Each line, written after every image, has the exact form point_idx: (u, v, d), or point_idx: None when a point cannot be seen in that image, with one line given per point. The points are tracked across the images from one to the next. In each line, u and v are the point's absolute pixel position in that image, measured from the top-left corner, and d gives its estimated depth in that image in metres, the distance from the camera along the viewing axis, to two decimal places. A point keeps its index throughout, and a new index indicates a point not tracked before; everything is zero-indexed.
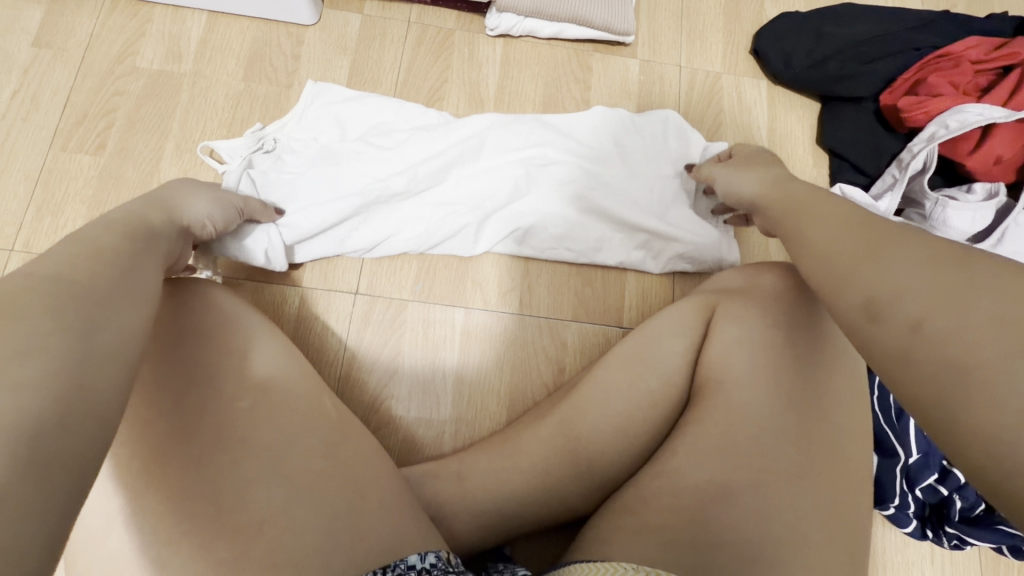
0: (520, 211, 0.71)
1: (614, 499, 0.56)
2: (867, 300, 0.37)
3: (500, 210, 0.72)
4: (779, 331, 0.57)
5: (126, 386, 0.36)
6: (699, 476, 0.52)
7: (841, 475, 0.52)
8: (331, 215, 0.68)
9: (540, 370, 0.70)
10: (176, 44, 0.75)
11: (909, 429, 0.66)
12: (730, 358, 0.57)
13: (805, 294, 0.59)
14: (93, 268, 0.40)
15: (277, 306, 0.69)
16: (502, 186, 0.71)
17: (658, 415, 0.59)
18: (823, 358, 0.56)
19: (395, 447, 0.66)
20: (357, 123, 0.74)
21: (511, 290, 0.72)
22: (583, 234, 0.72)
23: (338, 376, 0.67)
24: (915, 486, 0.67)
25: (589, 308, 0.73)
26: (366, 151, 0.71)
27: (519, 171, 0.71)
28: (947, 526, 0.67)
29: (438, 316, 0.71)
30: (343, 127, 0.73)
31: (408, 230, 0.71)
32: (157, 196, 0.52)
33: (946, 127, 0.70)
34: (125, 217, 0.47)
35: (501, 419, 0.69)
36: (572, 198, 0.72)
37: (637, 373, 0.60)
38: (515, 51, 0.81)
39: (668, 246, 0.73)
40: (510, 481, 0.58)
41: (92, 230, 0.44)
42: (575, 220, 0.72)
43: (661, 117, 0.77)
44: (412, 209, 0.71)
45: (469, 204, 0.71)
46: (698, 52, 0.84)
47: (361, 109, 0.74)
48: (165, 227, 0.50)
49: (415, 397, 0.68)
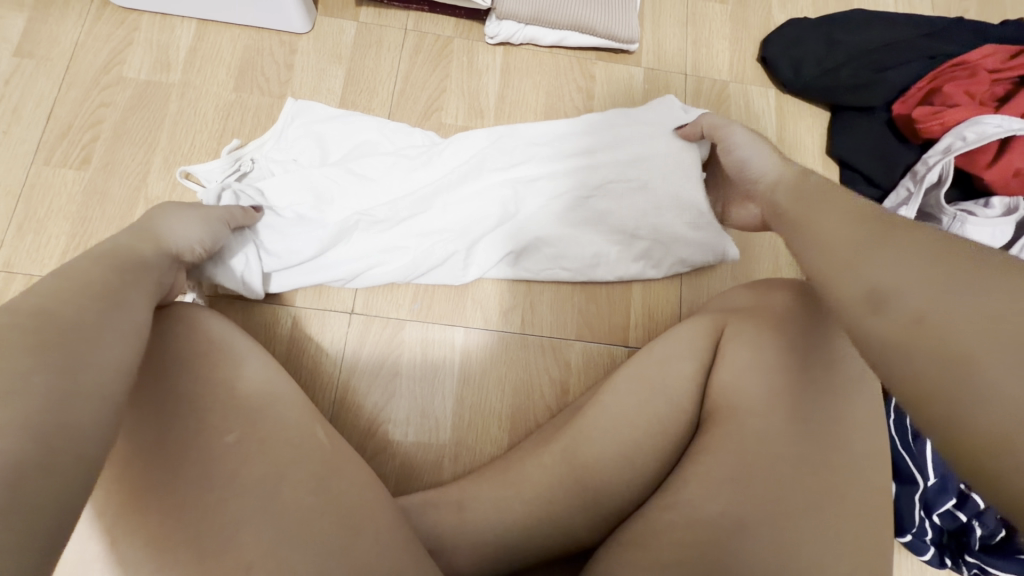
0: (512, 231, 0.69)
1: (621, 531, 0.53)
2: (868, 292, 0.35)
3: (491, 232, 0.69)
4: (794, 355, 0.54)
5: (100, 428, 0.33)
6: (712, 509, 0.49)
7: (862, 508, 0.49)
8: (316, 238, 0.66)
9: (543, 392, 0.68)
10: (164, 53, 0.73)
11: (927, 453, 0.64)
12: (743, 382, 0.54)
13: (820, 315, 0.57)
14: (78, 307, 0.37)
15: (269, 326, 0.66)
16: (492, 206, 0.69)
17: (667, 442, 0.56)
18: (841, 383, 0.53)
19: (392, 474, 0.63)
20: (345, 145, 0.71)
21: (513, 308, 0.70)
22: (578, 251, 0.69)
23: (332, 399, 0.64)
24: (934, 512, 0.64)
25: (593, 326, 0.70)
26: (352, 173, 0.69)
27: (508, 190, 0.69)
28: (967, 553, 0.64)
29: (436, 335, 0.68)
30: (326, 147, 0.71)
31: (394, 257, 0.67)
32: (143, 224, 0.50)
33: (963, 138, 0.68)
34: (114, 248, 0.45)
35: (502, 443, 0.66)
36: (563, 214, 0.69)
37: (645, 398, 0.58)
38: (516, 59, 0.78)
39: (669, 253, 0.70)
40: (512, 512, 0.55)
41: (78, 263, 0.42)
42: (569, 236, 0.69)
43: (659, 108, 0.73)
44: (398, 235, 0.68)
45: (458, 228, 0.68)
46: (704, 60, 0.81)
47: (345, 129, 0.71)
48: (156, 255, 0.48)
49: (413, 421, 0.65)
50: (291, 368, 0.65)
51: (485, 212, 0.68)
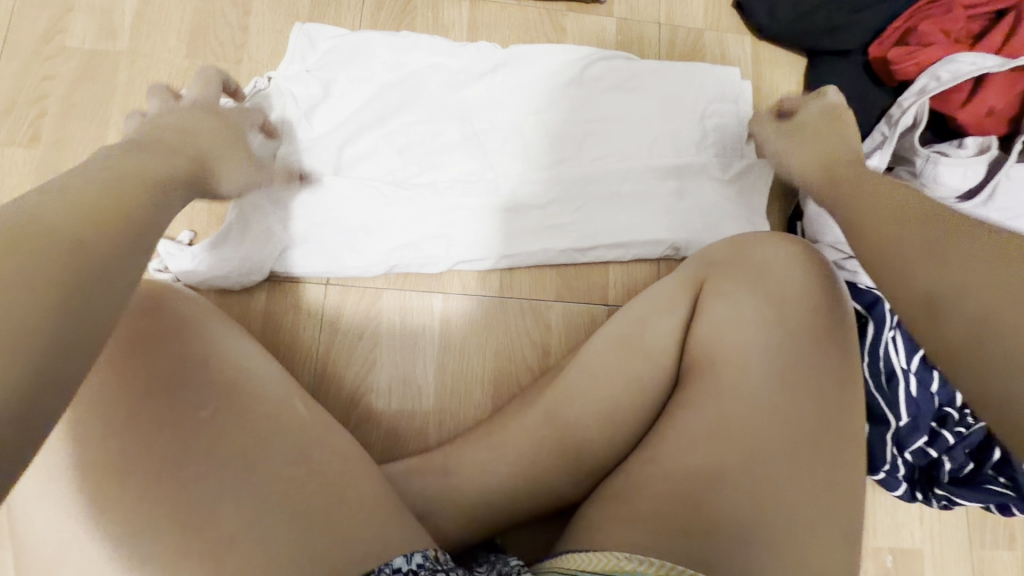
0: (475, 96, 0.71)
1: (604, 483, 0.55)
2: None
3: (463, 107, 0.70)
4: (768, 305, 0.55)
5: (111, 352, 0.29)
6: (689, 460, 0.50)
7: (833, 449, 0.50)
8: (329, 107, 0.68)
9: (525, 355, 0.68)
10: (109, 19, 0.69)
11: (899, 393, 0.66)
12: (720, 335, 0.55)
13: (794, 265, 0.57)
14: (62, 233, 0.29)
15: (240, 301, 0.64)
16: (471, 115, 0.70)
17: (647, 398, 0.56)
18: (813, 329, 0.54)
19: (378, 444, 0.63)
20: (445, 162, 0.69)
21: (491, 273, 0.69)
22: (535, 136, 0.71)
23: (313, 372, 0.64)
24: (905, 449, 0.67)
25: (573, 288, 0.70)
26: (352, 157, 0.67)
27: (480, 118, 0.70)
28: (936, 487, 0.67)
29: (415, 303, 0.67)
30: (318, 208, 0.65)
31: (368, 103, 0.69)
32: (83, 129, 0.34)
33: (937, 78, 0.67)
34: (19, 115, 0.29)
35: (487, 408, 0.66)
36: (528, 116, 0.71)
37: (624, 355, 0.58)
38: (483, 13, 0.75)
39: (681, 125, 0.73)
40: (496, 471, 0.57)
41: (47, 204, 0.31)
42: (534, 129, 0.71)
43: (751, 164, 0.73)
44: (391, 113, 0.69)
45: (438, 95, 0.70)
46: (678, 8, 0.78)
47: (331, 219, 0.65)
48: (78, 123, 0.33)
49: (396, 390, 0.65)
50: (267, 342, 0.64)
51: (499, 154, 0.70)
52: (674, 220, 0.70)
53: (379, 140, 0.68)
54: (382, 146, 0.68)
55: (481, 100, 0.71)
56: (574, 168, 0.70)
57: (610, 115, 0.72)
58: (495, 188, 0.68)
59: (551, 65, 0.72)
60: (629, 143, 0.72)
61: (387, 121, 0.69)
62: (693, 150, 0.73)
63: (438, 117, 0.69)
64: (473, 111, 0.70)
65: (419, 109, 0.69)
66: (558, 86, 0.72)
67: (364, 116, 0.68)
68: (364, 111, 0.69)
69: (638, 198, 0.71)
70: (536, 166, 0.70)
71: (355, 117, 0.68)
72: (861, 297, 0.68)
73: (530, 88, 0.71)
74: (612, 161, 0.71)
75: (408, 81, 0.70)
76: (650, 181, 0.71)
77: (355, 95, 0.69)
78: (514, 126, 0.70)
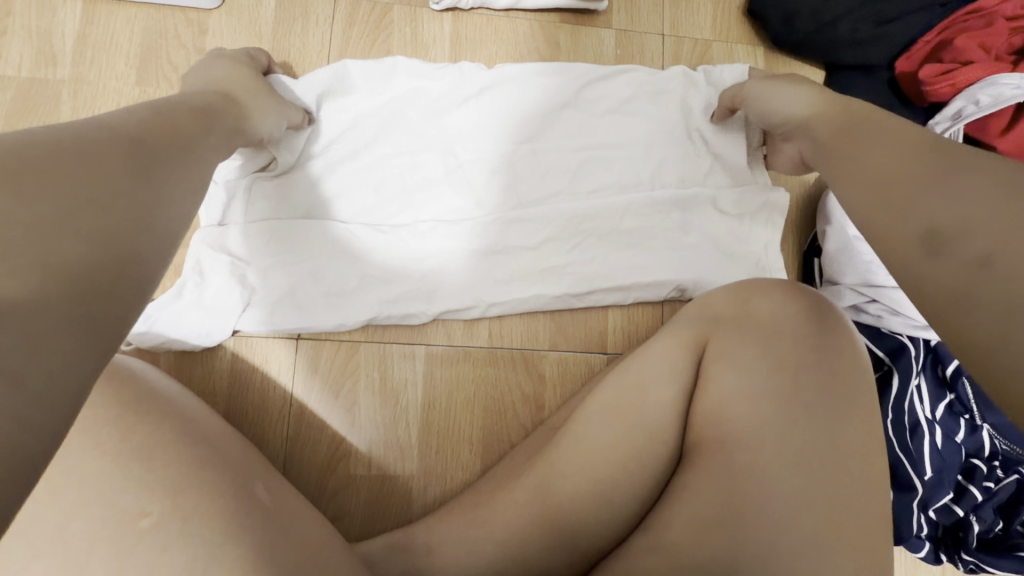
0: (458, 123, 0.63)
1: (602, 569, 0.49)
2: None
3: (444, 135, 0.63)
4: (785, 372, 0.49)
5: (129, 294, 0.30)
6: (698, 554, 0.45)
7: (862, 541, 0.45)
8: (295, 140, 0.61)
9: (516, 411, 0.62)
10: (48, 42, 0.61)
11: (924, 446, 0.62)
12: (732, 405, 0.49)
13: (812, 324, 0.51)
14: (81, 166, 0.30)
15: (205, 361, 0.59)
16: (454, 144, 0.63)
17: (651, 472, 0.51)
18: (836, 401, 0.48)
19: (356, 514, 0.58)
20: (428, 199, 0.62)
21: (479, 319, 0.63)
22: (525, 165, 0.64)
23: (285, 437, 0.58)
24: (930, 507, 0.62)
25: (569, 335, 0.64)
26: (324, 196, 0.61)
27: (465, 147, 0.63)
28: (964, 551, 0.62)
29: (396, 357, 0.61)
30: (287, 258, 0.59)
31: (339, 135, 0.62)
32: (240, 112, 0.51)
33: (976, 102, 0.60)
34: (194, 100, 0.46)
35: (475, 469, 0.61)
36: (518, 144, 0.64)
37: (624, 422, 0.52)
38: (466, 27, 0.67)
39: (684, 153, 0.66)
40: (484, 552, 0.51)
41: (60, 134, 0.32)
42: (525, 158, 0.64)
43: (762, 195, 0.65)
44: (366, 146, 0.62)
45: (417, 122, 0.63)
46: (683, 17, 0.71)
47: (300, 269, 0.59)
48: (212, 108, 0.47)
49: (376, 455, 0.60)
50: (234, 405, 0.59)
51: (486, 187, 0.63)
52: (679, 258, 0.64)
53: (354, 177, 0.62)
54: (356, 183, 0.61)
55: (465, 127, 0.63)
56: (569, 201, 0.63)
57: (609, 142, 0.65)
58: (483, 227, 0.62)
59: (542, 85, 0.65)
60: (629, 171, 0.65)
61: (361, 155, 0.62)
62: (702, 177, 0.65)
63: (418, 147, 0.63)
64: (457, 139, 0.63)
65: (397, 139, 0.63)
66: (552, 112, 0.65)
67: (335, 150, 0.62)
68: (334, 144, 0.62)
69: (642, 236, 0.64)
70: (527, 199, 0.63)
71: (325, 151, 0.62)
72: (884, 343, 0.63)
73: (518, 112, 0.64)
74: (612, 194, 0.64)
75: (383, 108, 0.63)
76: (653, 216, 0.64)
77: (327, 126, 0.62)
78: (503, 155, 0.63)
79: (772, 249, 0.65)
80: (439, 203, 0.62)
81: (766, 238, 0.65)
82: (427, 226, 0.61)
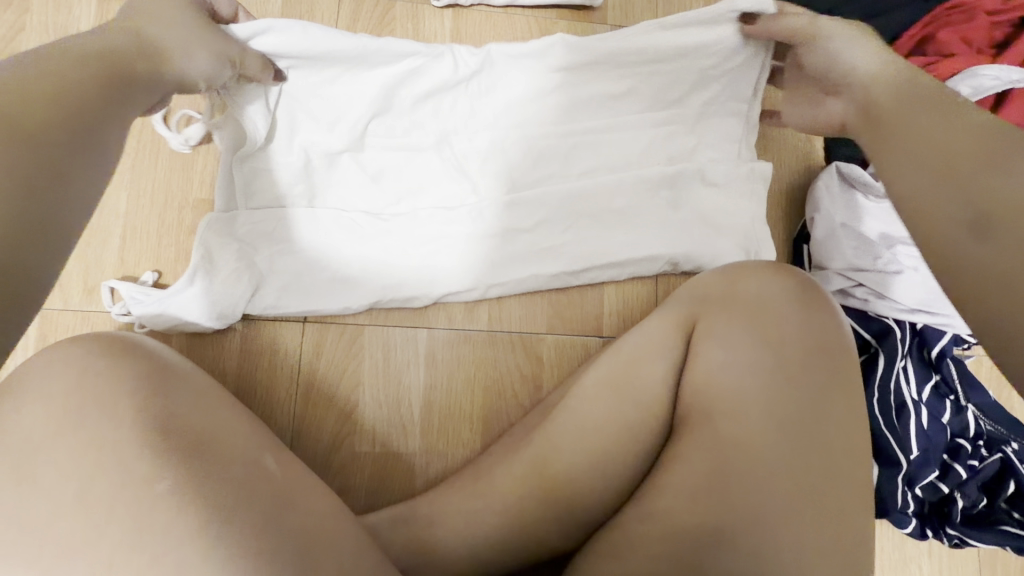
0: (453, 110, 0.65)
1: (596, 539, 0.51)
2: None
3: (440, 123, 0.65)
4: (772, 349, 0.51)
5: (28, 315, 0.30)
6: (687, 521, 0.47)
7: (842, 507, 0.47)
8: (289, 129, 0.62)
9: (515, 391, 0.65)
10: (64, 38, 0.64)
11: (909, 426, 0.63)
12: (720, 381, 0.51)
13: (797, 303, 0.54)
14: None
15: (216, 342, 0.61)
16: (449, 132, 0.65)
17: (644, 446, 0.53)
18: (820, 377, 0.50)
19: (361, 490, 0.61)
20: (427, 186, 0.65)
21: (479, 303, 0.65)
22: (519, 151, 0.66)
23: (292, 417, 0.61)
24: (915, 484, 0.63)
25: (565, 318, 0.66)
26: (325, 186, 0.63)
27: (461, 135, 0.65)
28: (949, 526, 0.64)
29: (398, 339, 0.64)
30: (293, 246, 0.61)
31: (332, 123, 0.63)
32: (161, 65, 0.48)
33: (957, 93, 0.62)
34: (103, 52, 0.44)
35: (475, 447, 0.63)
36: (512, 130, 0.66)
37: (617, 399, 0.54)
38: (466, 23, 0.70)
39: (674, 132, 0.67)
40: (484, 524, 0.54)
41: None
42: (519, 145, 0.66)
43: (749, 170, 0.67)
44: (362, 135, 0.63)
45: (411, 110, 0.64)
46: (676, 13, 0.73)
47: (307, 256, 0.61)
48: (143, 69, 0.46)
49: (380, 433, 0.62)
50: (244, 386, 0.61)
51: (483, 173, 0.65)
52: (670, 237, 0.66)
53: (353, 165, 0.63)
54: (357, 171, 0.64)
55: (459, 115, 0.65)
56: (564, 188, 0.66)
57: (597, 125, 0.67)
58: (481, 212, 0.64)
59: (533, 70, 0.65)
60: (620, 157, 0.67)
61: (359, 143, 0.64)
62: (691, 155, 0.68)
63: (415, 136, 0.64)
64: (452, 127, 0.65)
65: (393, 127, 0.64)
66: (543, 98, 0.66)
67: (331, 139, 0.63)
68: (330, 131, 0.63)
69: (635, 219, 0.66)
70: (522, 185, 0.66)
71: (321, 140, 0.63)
72: (870, 326, 0.65)
73: (511, 98, 0.66)
74: (605, 178, 0.66)
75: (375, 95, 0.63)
76: (644, 195, 0.66)
77: (319, 112, 0.62)
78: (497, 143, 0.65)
79: (760, 221, 0.67)
80: (438, 190, 0.65)
81: (757, 225, 0.67)
82: (428, 212, 0.64)
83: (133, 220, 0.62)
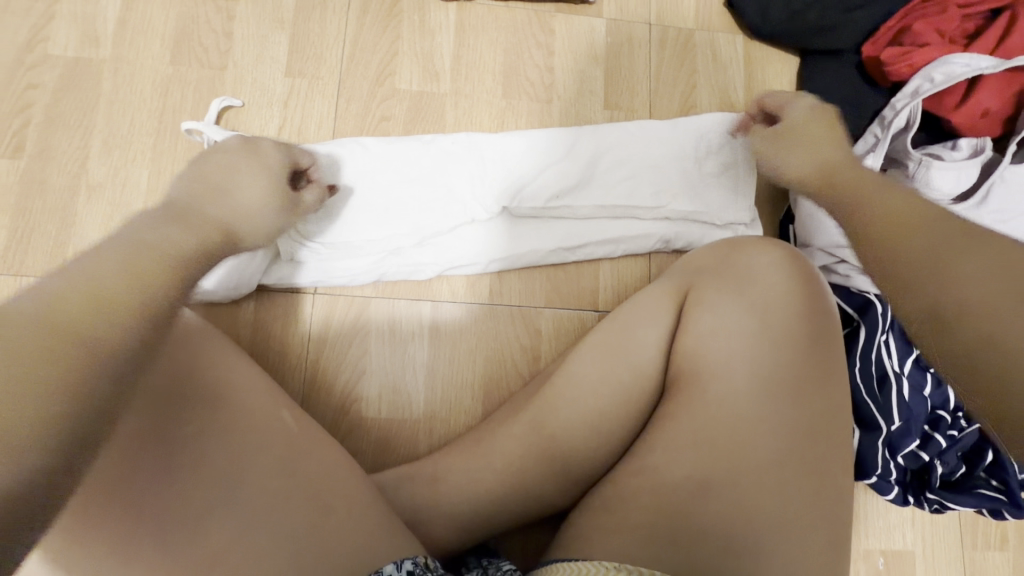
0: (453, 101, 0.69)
1: (591, 494, 0.54)
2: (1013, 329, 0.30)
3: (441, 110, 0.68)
4: (757, 313, 0.55)
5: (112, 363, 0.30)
6: (676, 472, 0.50)
7: (821, 459, 0.50)
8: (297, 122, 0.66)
9: (514, 361, 0.68)
10: (92, 26, 0.68)
11: (892, 398, 0.65)
12: (708, 344, 0.54)
13: (780, 272, 0.57)
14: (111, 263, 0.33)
15: (232, 311, 0.64)
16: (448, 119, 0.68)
17: (636, 407, 0.57)
18: (803, 340, 0.53)
19: (368, 452, 0.64)
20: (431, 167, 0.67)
21: (480, 278, 0.69)
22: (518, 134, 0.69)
23: (302, 382, 0.64)
24: (898, 453, 0.66)
25: (563, 293, 0.70)
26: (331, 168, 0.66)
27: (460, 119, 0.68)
28: (929, 491, 0.67)
29: (404, 310, 0.67)
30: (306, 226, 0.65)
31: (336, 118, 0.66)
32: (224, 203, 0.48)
33: (931, 80, 0.66)
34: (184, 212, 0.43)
35: (477, 414, 0.66)
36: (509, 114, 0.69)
37: (611, 364, 0.58)
38: (470, 15, 0.74)
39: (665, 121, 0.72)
40: (485, 481, 0.56)
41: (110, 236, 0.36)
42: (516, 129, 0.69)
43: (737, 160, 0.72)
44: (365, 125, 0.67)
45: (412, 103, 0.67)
46: (668, 8, 0.77)
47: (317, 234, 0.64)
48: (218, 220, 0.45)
49: (385, 399, 0.65)
50: (257, 352, 0.64)
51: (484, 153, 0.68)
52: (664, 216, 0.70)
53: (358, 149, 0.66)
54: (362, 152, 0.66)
55: None
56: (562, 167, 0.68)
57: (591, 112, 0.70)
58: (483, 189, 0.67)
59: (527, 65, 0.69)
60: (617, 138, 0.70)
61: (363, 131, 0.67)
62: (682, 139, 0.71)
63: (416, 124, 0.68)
64: None
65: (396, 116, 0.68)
66: None
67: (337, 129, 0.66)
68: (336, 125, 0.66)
69: (634, 194, 0.69)
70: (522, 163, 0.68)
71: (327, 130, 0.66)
72: (852, 301, 0.68)
73: None
74: (597, 157, 0.69)
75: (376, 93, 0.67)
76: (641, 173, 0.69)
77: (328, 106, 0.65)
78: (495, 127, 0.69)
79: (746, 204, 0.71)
80: (441, 169, 0.67)
81: (743, 206, 0.71)
82: (432, 190, 0.67)
83: (153, 195, 0.65)
